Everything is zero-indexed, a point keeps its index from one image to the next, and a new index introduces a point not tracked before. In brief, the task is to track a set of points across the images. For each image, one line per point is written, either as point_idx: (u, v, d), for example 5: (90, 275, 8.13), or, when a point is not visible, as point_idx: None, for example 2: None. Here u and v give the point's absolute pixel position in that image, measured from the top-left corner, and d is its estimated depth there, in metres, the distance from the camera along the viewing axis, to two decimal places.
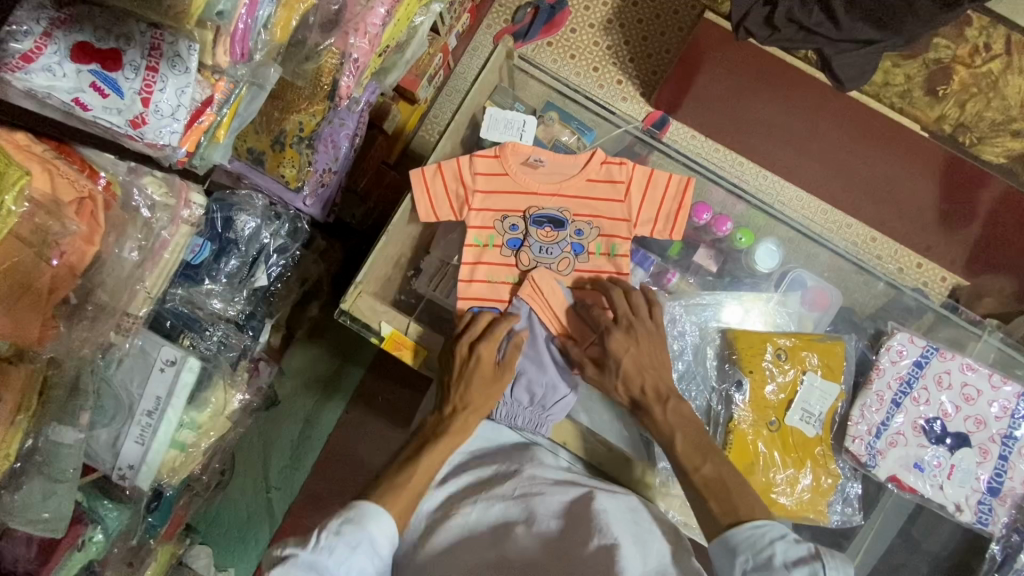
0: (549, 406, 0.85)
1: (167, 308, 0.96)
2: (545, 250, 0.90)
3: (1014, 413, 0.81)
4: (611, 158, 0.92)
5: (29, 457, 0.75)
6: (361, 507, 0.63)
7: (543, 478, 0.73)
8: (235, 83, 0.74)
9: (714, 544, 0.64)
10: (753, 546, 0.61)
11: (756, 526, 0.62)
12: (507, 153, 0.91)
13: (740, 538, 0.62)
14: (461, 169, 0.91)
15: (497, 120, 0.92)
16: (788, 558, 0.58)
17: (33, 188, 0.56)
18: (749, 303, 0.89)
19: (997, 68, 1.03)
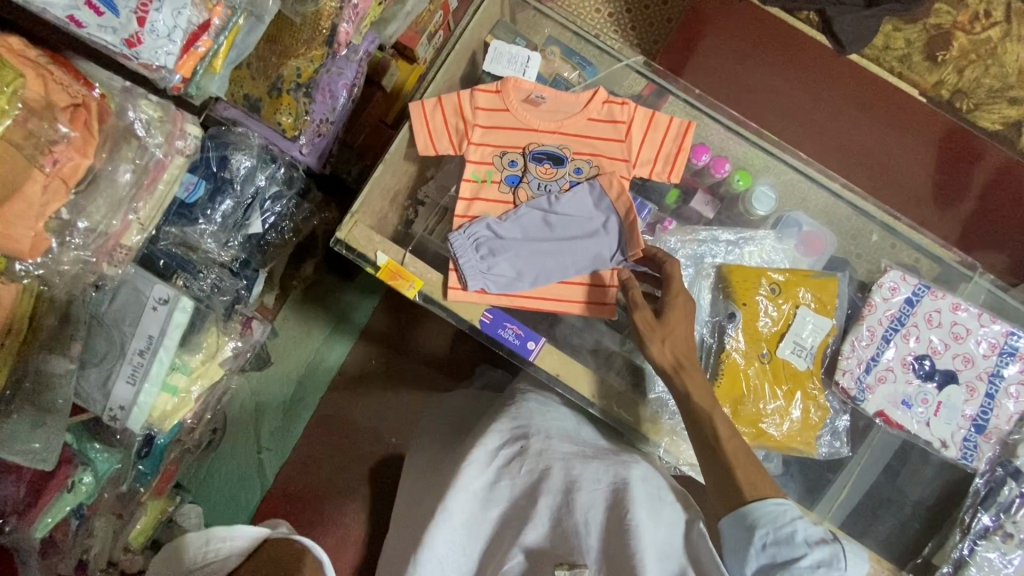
0: (495, 266, 0.87)
1: (159, 248, 0.97)
2: (543, 186, 0.90)
3: (1002, 350, 0.83)
4: (613, 98, 0.92)
5: (18, 385, 0.74)
6: None
7: (552, 453, 0.79)
8: (233, 11, 0.73)
9: (730, 518, 0.69)
10: (773, 521, 0.66)
11: (778, 503, 0.68)
12: (509, 88, 0.91)
13: (760, 513, 0.67)
14: (461, 101, 0.91)
15: (501, 54, 0.93)
16: (810, 537, 0.65)
17: (26, 91, 0.56)
18: (747, 235, 0.90)
19: (996, 35, 1.16)
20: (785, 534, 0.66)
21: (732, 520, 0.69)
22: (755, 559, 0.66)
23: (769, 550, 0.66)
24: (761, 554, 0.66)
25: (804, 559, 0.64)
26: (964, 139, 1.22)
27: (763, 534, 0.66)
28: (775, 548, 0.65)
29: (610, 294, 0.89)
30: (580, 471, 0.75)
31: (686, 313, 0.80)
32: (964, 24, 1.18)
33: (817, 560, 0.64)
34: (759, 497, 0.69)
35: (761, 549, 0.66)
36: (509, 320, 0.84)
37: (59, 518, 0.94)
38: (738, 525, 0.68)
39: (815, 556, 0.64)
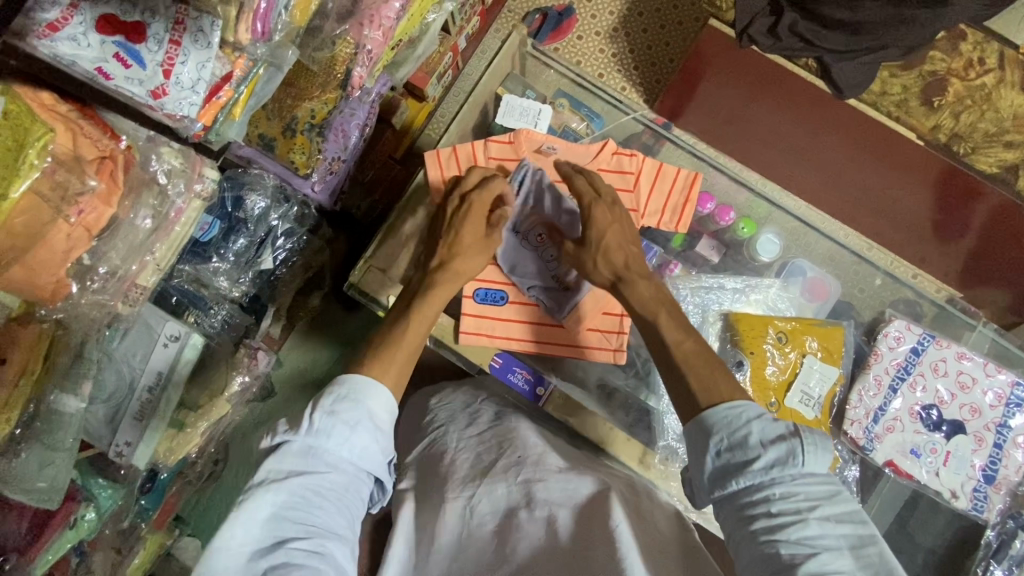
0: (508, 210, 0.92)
1: (173, 284, 1.01)
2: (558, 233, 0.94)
3: (1008, 401, 0.83)
4: (621, 149, 0.95)
5: (29, 425, 0.74)
6: (353, 384, 0.64)
7: (548, 464, 0.77)
8: (254, 63, 0.75)
9: (690, 425, 0.65)
10: (728, 426, 0.62)
11: (734, 407, 0.62)
12: (521, 139, 0.94)
13: (715, 420, 0.63)
14: (476, 153, 0.93)
15: (514, 107, 0.96)
16: (764, 437, 0.59)
17: (56, 145, 0.57)
18: (753, 284, 0.92)
19: (991, 81, 1.10)
20: (739, 438, 0.61)
21: (690, 428, 0.65)
22: (712, 467, 0.61)
23: (723, 456, 0.61)
24: (717, 462, 0.61)
25: (758, 461, 0.58)
26: (958, 180, 1.21)
27: (718, 440, 0.61)
28: (730, 454, 0.61)
29: (623, 341, 0.93)
30: (573, 485, 0.74)
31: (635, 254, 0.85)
32: (959, 70, 1.12)
33: (771, 461, 0.58)
34: (716, 403, 0.64)
35: (715, 456, 0.61)
36: (518, 364, 0.91)
37: (59, 554, 0.92)
38: (696, 432, 0.63)
39: (770, 456, 0.58)
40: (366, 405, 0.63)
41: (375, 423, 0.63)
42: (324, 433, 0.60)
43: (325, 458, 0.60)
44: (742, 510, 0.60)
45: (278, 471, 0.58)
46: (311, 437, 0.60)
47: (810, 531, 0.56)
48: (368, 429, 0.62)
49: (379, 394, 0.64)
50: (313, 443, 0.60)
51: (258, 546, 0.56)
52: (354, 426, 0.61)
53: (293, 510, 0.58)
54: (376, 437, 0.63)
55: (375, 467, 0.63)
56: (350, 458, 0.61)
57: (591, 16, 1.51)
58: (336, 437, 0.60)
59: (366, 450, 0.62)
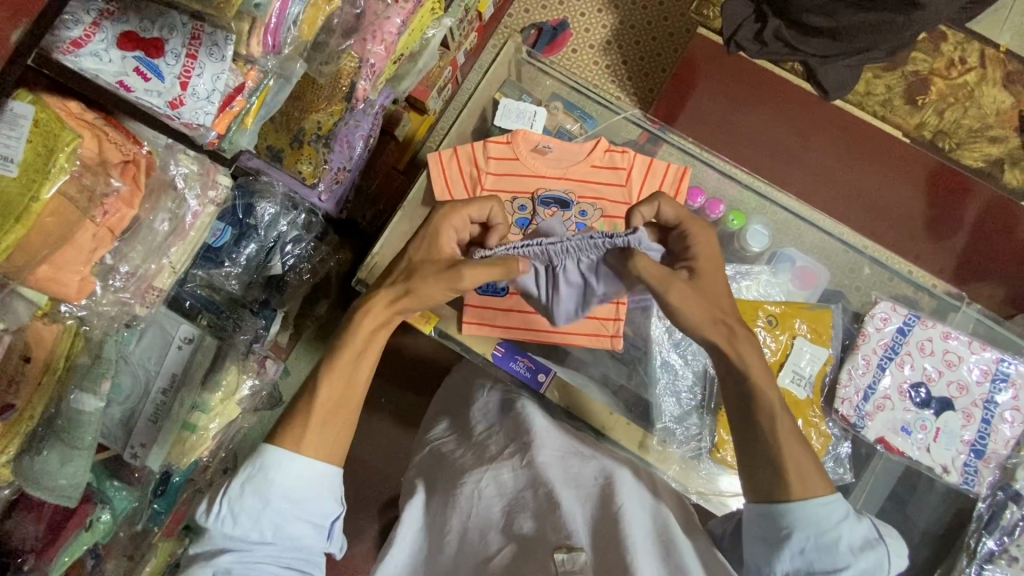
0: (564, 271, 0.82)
1: (187, 290, 1.05)
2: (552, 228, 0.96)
3: (995, 376, 0.86)
4: (613, 147, 1.00)
5: (50, 422, 0.78)
6: (265, 458, 0.64)
7: (551, 450, 0.81)
8: (264, 75, 0.80)
9: (765, 509, 0.65)
10: (816, 527, 0.62)
11: (830, 503, 0.63)
12: (518, 140, 0.99)
13: (799, 517, 0.63)
14: (474, 153, 0.98)
15: (511, 110, 1.00)
16: (853, 544, 0.62)
17: (83, 149, 0.62)
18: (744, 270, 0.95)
19: (971, 79, 1.27)
20: (826, 541, 0.62)
21: (765, 516, 0.65)
22: (789, 563, 0.63)
23: (809, 555, 0.62)
24: (799, 558, 0.63)
25: (849, 570, 0.61)
26: (948, 177, 1.30)
27: (803, 539, 0.62)
28: (814, 555, 0.62)
29: (619, 327, 0.97)
30: (577, 469, 0.80)
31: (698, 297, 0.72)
32: (940, 70, 1.27)
33: (858, 566, 0.62)
34: (806, 496, 0.64)
35: (800, 554, 0.62)
36: (520, 352, 0.95)
37: (75, 556, 0.94)
38: (773, 524, 0.64)
39: (860, 562, 0.62)
40: (276, 482, 0.63)
41: (287, 496, 0.63)
42: (238, 513, 0.62)
43: (246, 539, 0.62)
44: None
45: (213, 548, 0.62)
46: (226, 517, 0.62)
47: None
48: (286, 504, 0.63)
49: (299, 463, 0.64)
50: (229, 530, 0.62)
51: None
52: (268, 504, 0.62)
53: None
54: (294, 514, 0.63)
55: (310, 534, 0.64)
56: (270, 538, 0.63)
57: (584, 29, 1.53)
58: (252, 517, 0.62)
59: (283, 527, 0.63)
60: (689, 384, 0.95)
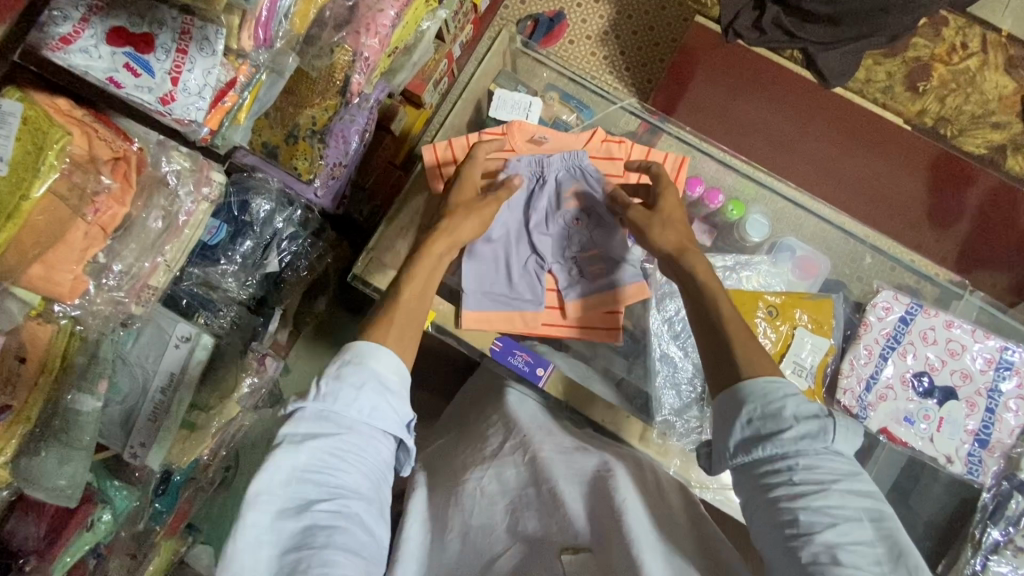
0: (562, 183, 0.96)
1: (183, 287, 1.04)
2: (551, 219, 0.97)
3: (998, 365, 0.86)
4: (611, 136, 1.00)
5: (48, 423, 0.77)
6: (358, 348, 0.65)
7: (552, 445, 0.81)
8: (256, 70, 0.79)
9: (723, 395, 0.66)
10: (764, 398, 0.62)
11: (772, 381, 0.63)
12: (513, 130, 0.97)
13: (754, 390, 0.63)
14: (470, 145, 0.97)
15: (506, 101, 1.00)
16: (799, 413, 0.61)
17: (73, 147, 0.61)
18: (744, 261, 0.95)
19: (971, 64, 1.27)
20: (773, 410, 0.62)
21: (727, 397, 0.65)
22: (740, 435, 0.62)
23: (756, 424, 0.62)
24: (746, 432, 0.62)
25: (791, 432, 0.60)
26: (947, 162, 1.30)
27: (751, 409, 0.62)
28: (760, 423, 0.62)
29: (618, 320, 0.96)
30: (580, 463, 0.79)
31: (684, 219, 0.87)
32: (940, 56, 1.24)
33: (801, 434, 0.60)
34: (754, 376, 0.65)
35: (747, 424, 0.62)
36: (518, 348, 0.92)
37: (76, 556, 0.93)
38: (731, 401, 0.64)
39: (800, 428, 0.60)
40: (372, 367, 0.64)
41: (383, 382, 0.64)
42: (332, 396, 0.62)
43: (339, 420, 0.62)
44: (762, 478, 0.62)
45: (294, 435, 0.60)
46: (322, 402, 0.61)
47: (830, 502, 0.58)
48: (376, 389, 0.63)
49: (388, 353, 0.66)
50: (326, 408, 0.62)
51: (285, 507, 0.57)
52: (362, 387, 0.63)
53: (311, 477, 0.58)
54: (384, 397, 0.64)
55: (392, 426, 0.64)
56: (363, 419, 0.62)
57: (581, 20, 1.53)
58: (344, 399, 0.62)
59: (377, 407, 0.63)
60: (688, 376, 0.95)
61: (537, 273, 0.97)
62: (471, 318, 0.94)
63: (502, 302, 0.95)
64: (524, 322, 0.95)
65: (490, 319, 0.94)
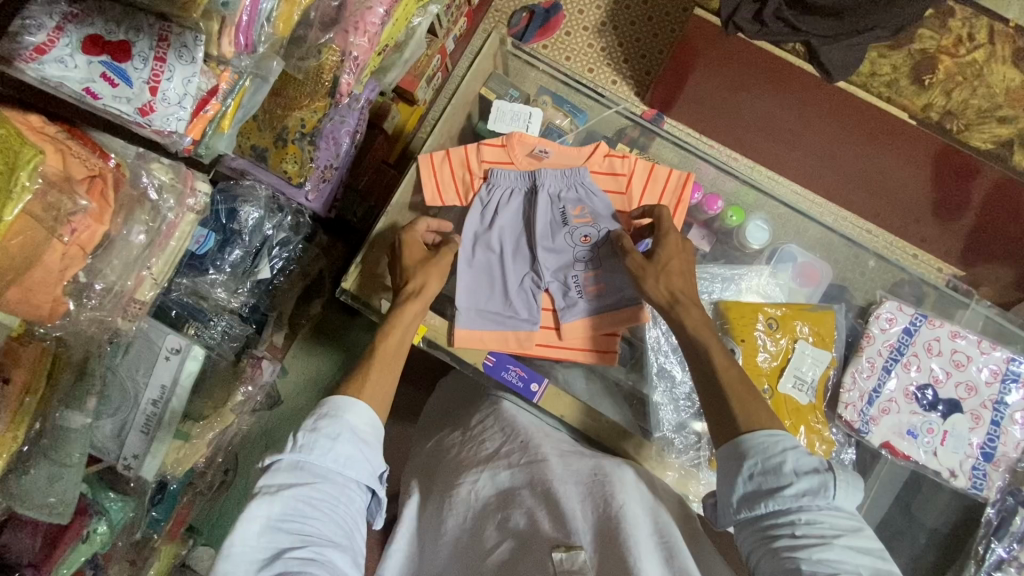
0: (560, 198, 0.95)
1: (172, 298, 1.02)
2: (550, 237, 0.95)
3: (1004, 377, 0.85)
4: (613, 152, 0.98)
5: (36, 442, 0.76)
6: (333, 401, 0.66)
7: (550, 449, 0.79)
8: (239, 75, 0.76)
9: (724, 447, 0.65)
10: (764, 452, 0.62)
11: (772, 435, 0.63)
12: (513, 143, 0.97)
13: (752, 444, 0.63)
14: (469, 157, 0.97)
15: (504, 113, 0.98)
16: (799, 467, 0.60)
17: (46, 166, 0.58)
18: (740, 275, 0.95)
19: (981, 57, 1.05)
20: (773, 465, 0.61)
21: (727, 451, 0.65)
22: (742, 489, 0.62)
23: (756, 479, 0.61)
24: (748, 485, 0.62)
25: (790, 488, 0.59)
26: (956, 157, 1.20)
27: (751, 464, 0.62)
28: (762, 478, 0.61)
29: (615, 342, 0.95)
30: (576, 467, 0.76)
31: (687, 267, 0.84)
32: (949, 47, 1.07)
33: (802, 490, 0.59)
34: (752, 429, 0.65)
35: (748, 479, 0.62)
36: (512, 362, 0.90)
37: (73, 569, 0.93)
38: (730, 456, 0.64)
39: (801, 485, 0.59)
40: (347, 420, 0.64)
41: (357, 434, 0.64)
42: (308, 447, 0.62)
43: (313, 470, 0.61)
44: (766, 534, 0.60)
45: (269, 486, 0.60)
46: (297, 453, 0.62)
47: (837, 561, 0.56)
48: (352, 439, 0.64)
49: (361, 405, 0.66)
50: (301, 458, 0.62)
51: (257, 560, 0.56)
52: (337, 438, 0.63)
53: (284, 530, 0.58)
54: (359, 449, 0.64)
55: (365, 476, 0.64)
56: (338, 470, 0.62)
57: (578, 11, 1.52)
58: (320, 449, 0.62)
59: (352, 457, 0.63)
60: (686, 391, 0.93)
61: (532, 288, 0.96)
62: (465, 333, 0.92)
63: (496, 319, 0.94)
64: (518, 341, 0.94)
65: (484, 338, 0.93)
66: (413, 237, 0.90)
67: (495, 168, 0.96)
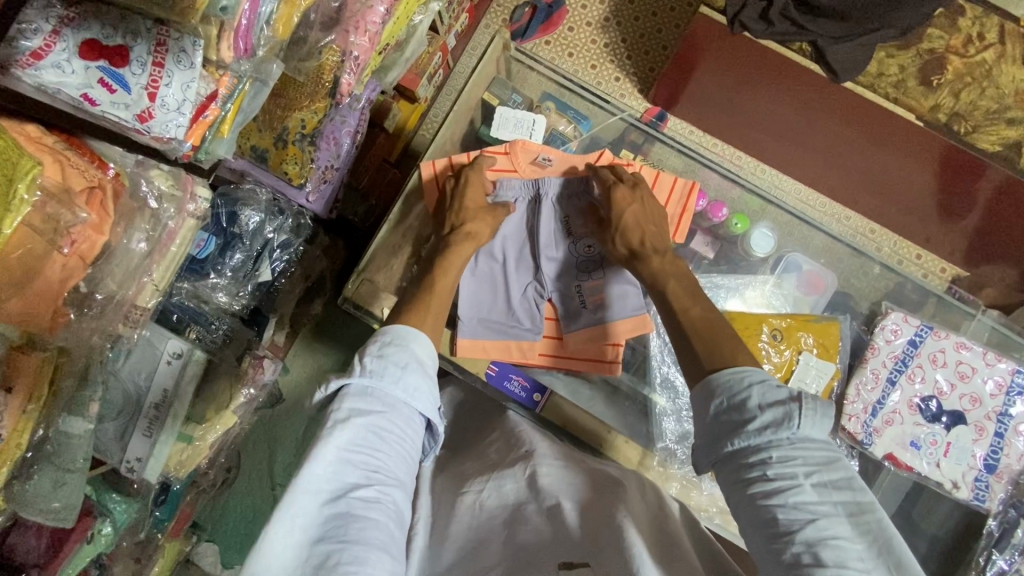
0: (564, 207, 0.95)
1: (173, 302, 1.01)
2: (553, 247, 0.94)
3: (1009, 390, 0.86)
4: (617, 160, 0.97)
5: (39, 448, 0.76)
6: (394, 331, 0.66)
7: (552, 459, 0.79)
8: (238, 80, 0.75)
9: (697, 389, 0.65)
10: (730, 391, 0.62)
11: (736, 372, 0.63)
12: (516, 150, 0.95)
13: (719, 383, 0.63)
14: (472, 164, 0.95)
15: (508, 120, 0.98)
16: (763, 400, 0.59)
17: (45, 178, 0.58)
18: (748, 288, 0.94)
19: (990, 57, 1.10)
20: (739, 401, 0.61)
21: (699, 392, 0.65)
22: (712, 428, 0.62)
23: (724, 418, 0.61)
24: (716, 423, 0.62)
25: (754, 422, 0.58)
26: (961, 159, 1.16)
27: (719, 402, 0.62)
28: (728, 416, 0.61)
29: (619, 353, 0.93)
30: (579, 480, 0.77)
31: (658, 222, 0.89)
32: (957, 47, 1.11)
33: (766, 423, 0.58)
34: (719, 368, 0.65)
35: (716, 418, 0.62)
36: (514, 372, 0.93)
37: (78, 568, 0.94)
38: (701, 397, 0.64)
39: (765, 418, 0.58)
40: (411, 347, 0.65)
41: (422, 364, 0.65)
42: (377, 373, 0.62)
43: (382, 399, 0.61)
44: (740, 475, 0.59)
45: (339, 412, 0.59)
46: (366, 378, 0.61)
47: (807, 498, 0.55)
48: (417, 370, 0.64)
49: (423, 336, 0.67)
50: (369, 384, 0.61)
51: (325, 492, 0.56)
52: (405, 366, 0.63)
53: (354, 460, 0.58)
54: (423, 379, 0.64)
55: (427, 409, 0.64)
56: (403, 400, 0.62)
57: (581, 6, 1.50)
58: (389, 377, 0.62)
59: (419, 390, 0.63)
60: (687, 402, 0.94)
61: (534, 298, 0.95)
62: (467, 341, 0.92)
63: (498, 328, 0.93)
64: (521, 352, 0.93)
65: (486, 347, 0.93)
66: (479, 178, 0.92)
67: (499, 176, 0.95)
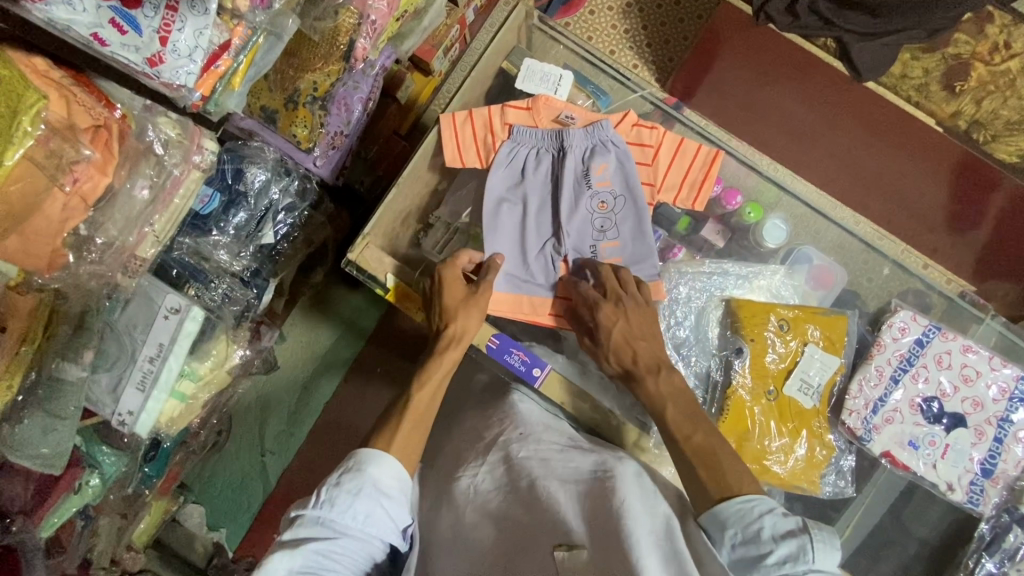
0: (591, 157, 0.94)
1: (174, 257, 1.02)
2: (574, 203, 0.95)
3: (1012, 396, 0.85)
4: (641, 122, 0.97)
5: (31, 391, 0.75)
6: (359, 455, 0.69)
7: (549, 444, 0.79)
8: (253, 31, 0.73)
9: (704, 518, 0.69)
10: (742, 520, 0.65)
11: (745, 501, 0.67)
12: (539, 106, 0.95)
13: (727, 514, 0.67)
14: (492, 117, 0.95)
15: (534, 72, 0.95)
16: (775, 531, 0.63)
17: (49, 112, 0.57)
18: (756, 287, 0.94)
19: (1015, 66, 1.06)
20: (753, 532, 0.64)
21: (708, 520, 0.69)
22: (730, 556, 0.65)
23: (739, 550, 0.65)
24: (735, 553, 0.65)
25: (770, 556, 0.62)
26: (978, 169, 1.14)
27: (733, 533, 0.66)
28: (744, 548, 0.64)
29: None
30: (576, 463, 0.75)
31: (648, 333, 0.84)
32: (983, 53, 1.08)
33: (783, 556, 0.61)
34: (728, 497, 0.68)
35: (733, 549, 0.65)
36: (515, 346, 0.88)
37: (65, 518, 0.94)
38: (712, 526, 0.68)
39: (782, 550, 0.62)
40: (368, 474, 0.67)
41: (379, 490, 0.67)
42: (329, 503, 0.65)
43: (335, 526, 0.64)
44: None
45: (293, 539, 0.64)
46: (319, 509, 0.65)
47: None
48: (373, 493, 0.66)
49: (386, 460, 0.69)
50: (322, 514, 0.65)
51: None
52: (358, 494, 0.66)
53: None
54: (381, 505, 0.67)
55: (386, 533, 0.67)
56: (358, 525, 0.65)
57: None
58: (341, 507, 0.65)
59: (372, 515, 0.66)
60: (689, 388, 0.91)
61: (551, 255, 0.95)
62: None
63: (511, 281, 0.93)
64: (530, 306, 0.94)
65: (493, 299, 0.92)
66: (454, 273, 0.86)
67: (518, 125, 0.95)
